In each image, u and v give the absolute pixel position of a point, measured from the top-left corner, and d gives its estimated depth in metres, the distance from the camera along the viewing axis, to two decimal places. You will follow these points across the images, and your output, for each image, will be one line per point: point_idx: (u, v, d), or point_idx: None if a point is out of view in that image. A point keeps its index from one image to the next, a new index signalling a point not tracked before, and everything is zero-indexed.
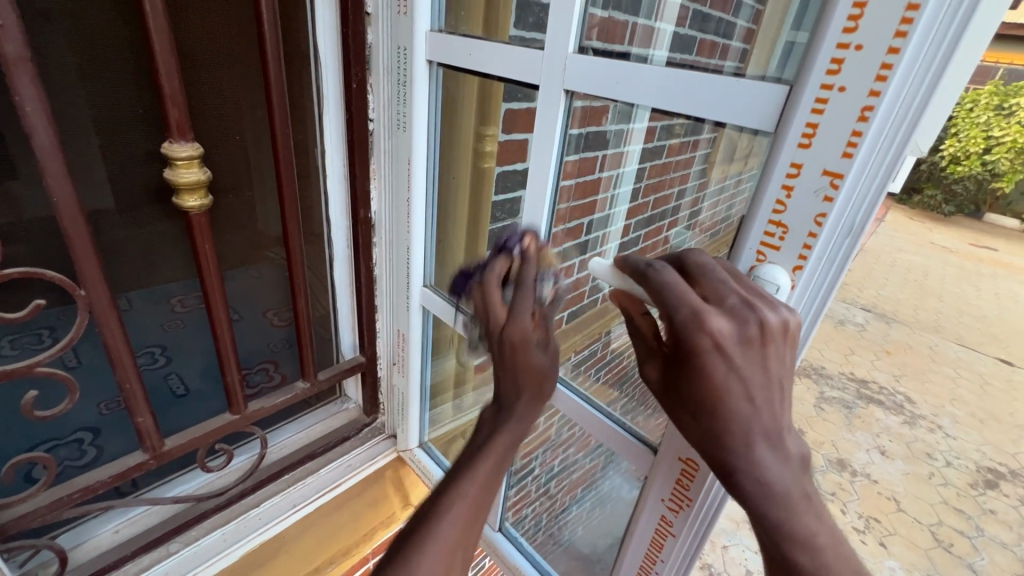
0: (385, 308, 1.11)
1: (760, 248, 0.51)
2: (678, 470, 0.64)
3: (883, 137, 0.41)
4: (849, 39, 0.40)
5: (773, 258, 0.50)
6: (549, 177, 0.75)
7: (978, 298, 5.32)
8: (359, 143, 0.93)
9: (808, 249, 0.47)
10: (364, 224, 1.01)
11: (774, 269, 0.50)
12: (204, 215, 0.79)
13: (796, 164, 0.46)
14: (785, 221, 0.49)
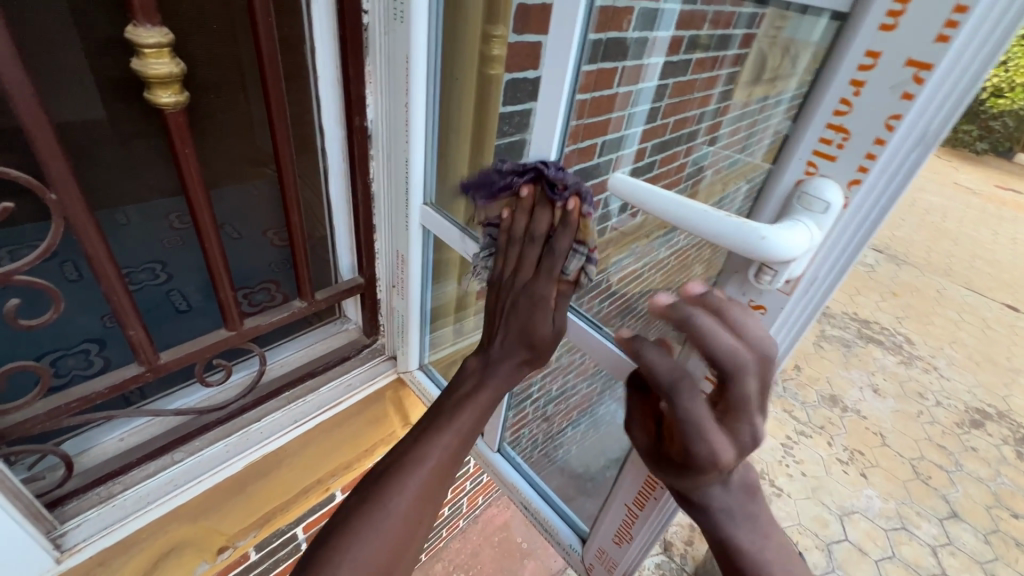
0: (384, 228, 1.05)
1: (809, 160, 0.39)
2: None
3: (996, 8, 0.29)
4: None
5: (822, 173, 0.39)
6: (566, 84, 0.67)
7: (994, 243, 5.20)
8: (351, 38, 0.83)
9: (870, 161, 0.36)
10: (360, 134, 0.93)
11: (826, 187, 0.38)
12: (182, 114, 0.71)
13: (869, 50, 0.34)
14: (846, 125, 0.37)
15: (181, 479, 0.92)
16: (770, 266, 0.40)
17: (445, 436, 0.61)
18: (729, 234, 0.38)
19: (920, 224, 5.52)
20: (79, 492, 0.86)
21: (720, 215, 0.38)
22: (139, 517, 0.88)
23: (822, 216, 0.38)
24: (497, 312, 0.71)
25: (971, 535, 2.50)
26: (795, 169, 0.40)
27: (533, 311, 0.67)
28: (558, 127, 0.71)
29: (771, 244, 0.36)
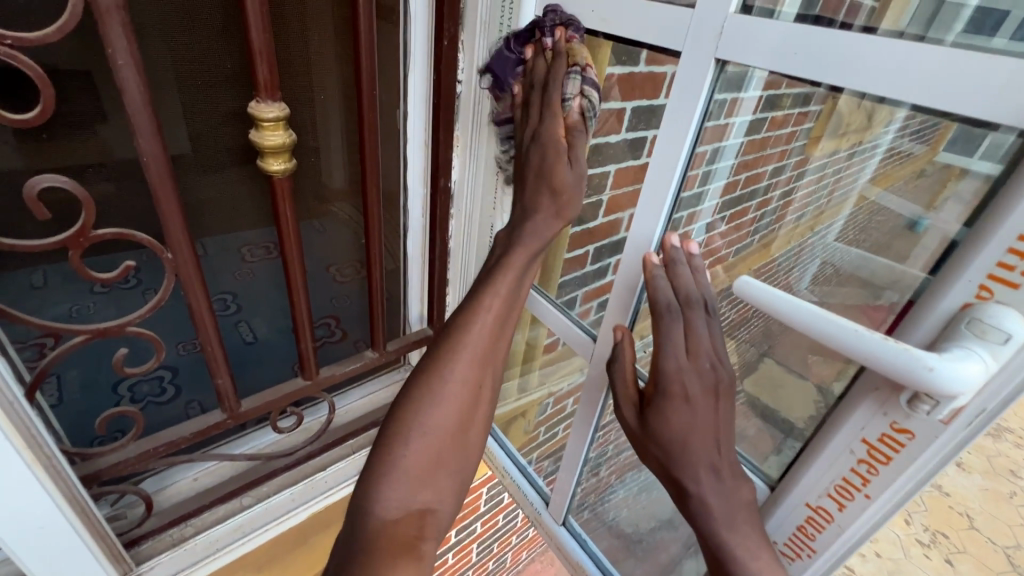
0: (458, 282, 1.06)
1: (986, 282, 0.36)
2: (802, 516, 0.54)
3: None
4: None
5: (1004, 298, 0.35)
6: (676, 173, 0.64)
7: None
8: (444, 107, 0.86)
9: None
10: (444, 194, 0.96)
11: (1007, 315, 0.35)
12: (287, 180, 0.75)
13: None
14: None
15: (248, 526, 0.94)
16: (928, 395, 0.38)
17: (487, 299, 0.68)
18: (892, 360, 0.35)
19: None
20: (154, 533, 0.87)
21: (882, 341, 0.35)
22: (211, 561, 0.90)
23: (1000, 346, 0.34)
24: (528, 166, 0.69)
25: None
26: (962, 290, 0.37)
27: (549, 106, 0.67)
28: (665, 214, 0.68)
29: (944, 376, 0.33)
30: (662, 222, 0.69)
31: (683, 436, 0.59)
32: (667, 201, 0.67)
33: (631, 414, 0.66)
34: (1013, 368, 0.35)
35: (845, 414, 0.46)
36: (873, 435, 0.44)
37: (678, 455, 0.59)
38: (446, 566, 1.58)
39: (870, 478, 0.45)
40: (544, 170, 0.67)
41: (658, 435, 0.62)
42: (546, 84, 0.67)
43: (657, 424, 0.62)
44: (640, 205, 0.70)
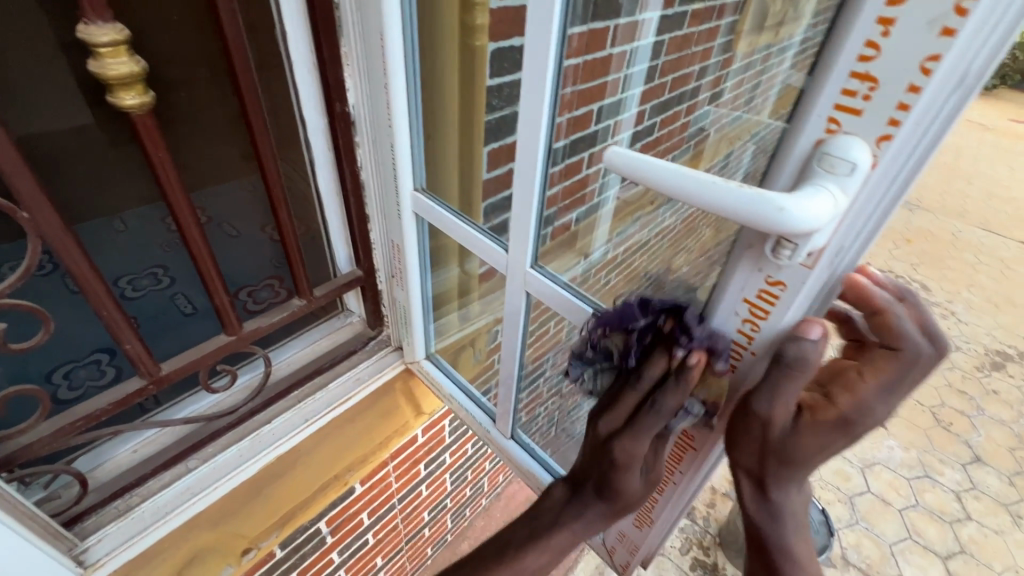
0: (378, 217, 1.01)
1: (832, 114, 0.35)
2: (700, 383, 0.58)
3: None
4: None
5: (850, 127, 0.34)
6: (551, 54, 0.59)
7: (1010, 184, 5.31)
8: (322, 20, 0.78)
9: (903, 110, 0.32)
10: (342, 121, 0.89)
11: (852, 144, 0.34)
12: (151, 117, 0.67)
13: None
14: (874, 72, 0.32)
15: (196, 487, 0.92)
16: (788, 240, 0.38)
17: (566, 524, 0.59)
18: (746, 210, 0.33)
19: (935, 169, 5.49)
20: (96, 508, 0.85)
21: (738, 189, 0.34)
22: (160, 526, 0.88)
23: (846, 179, 0.34)
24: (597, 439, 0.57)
25: (995, 478, 2.50)
26: (814, 127, 0.36)
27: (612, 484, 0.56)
28: (548, 99, 0.63)
29: (792, 216, 0.32)
30: (546, 113, 0.64)
31: (795, 476, 0.51)
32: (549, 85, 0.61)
33: (739, 454, 0.52)
34: (860, 197, 0.35)
35: (728, 278, 0.48)
36: (752, 292, 0.47)
37: (777, 492, 0.52)
38: (422, 499, 1.63)
39: (754, 333, 0.49)
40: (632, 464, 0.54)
41: (771, 476, 0.51)
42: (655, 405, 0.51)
43: (782, 467, 0.50)
44: (523, 101, 0.65)
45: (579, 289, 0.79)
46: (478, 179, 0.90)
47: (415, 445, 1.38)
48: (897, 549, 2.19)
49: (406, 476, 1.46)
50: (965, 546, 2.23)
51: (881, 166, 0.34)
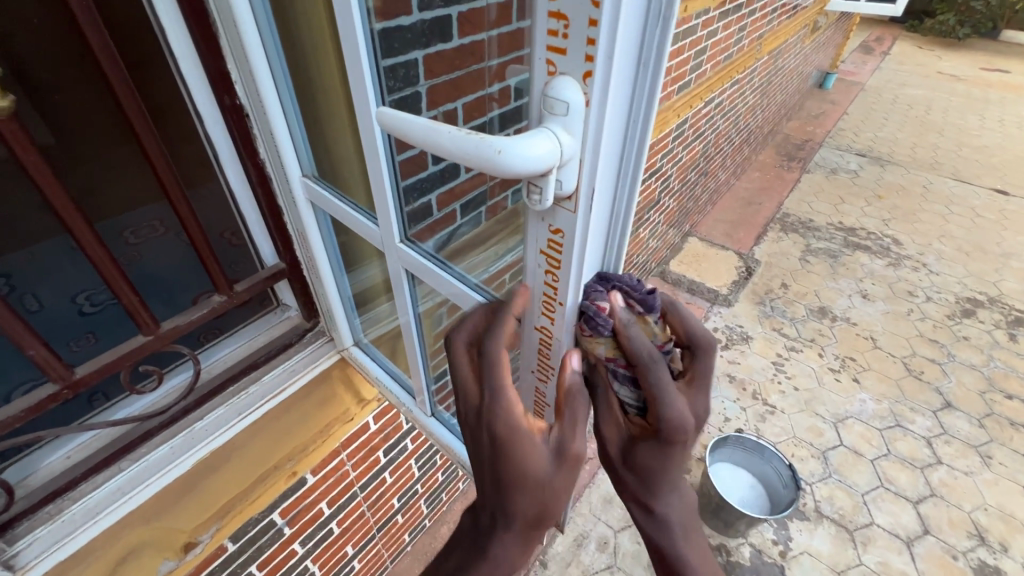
0: (287, 208, 1.02)
1: (549, 58, 0.41)
2: (538, 338, 0.65)
3: None
4: None
5: (562, 68, 0.40)
6: (359, 34, 0.66)
7: (980, 132, 5.32)
8: (194, 13, 0.78)
9: (592, 47, 0.38)
10: (235, 114, 0.89)
11: (566, 84, 0.40)
12: (15, 121, 0.68)
13: None
14: (565, 13, 0.38)
15: (128, 487, 0.94)
16: (534, 186, 0.46)
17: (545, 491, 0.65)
18: (478, 153, 0.41)
19: (907, 123, 5.49)
20: (27, 513, 0.87)
21: (467, 136, 0.42)
22: (92, 527, 0.90)
23: (566, 118, 0.41)
24: (474, 423, 0.60)
25: (965, 422, 2.55)
26: (541, 73, 0.42)
27: (512, 476, 0.56)
28: (369, 76, 0.70)
29: (508, 155, 0.39)
30: (370, 85, 0.70)
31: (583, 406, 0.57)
32: (364, 62, 0.68)
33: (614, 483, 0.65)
34: (588, 130, 0.42)
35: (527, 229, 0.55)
36: (544, 243, 0.53)
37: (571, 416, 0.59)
38: (388, 486, 1.65)
39: (557, 275, 0.55)
40: (510, 447, 0.56)
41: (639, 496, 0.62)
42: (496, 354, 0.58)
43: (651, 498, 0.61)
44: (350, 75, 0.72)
45: (486, 285, 0.76)
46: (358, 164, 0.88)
47: (368, 432, 1.40)
48: (869, 497, 2.23)
49: (365, 465, 1.48)
50: (935, 489, 2.28)
51: (594, 100, 0.40)
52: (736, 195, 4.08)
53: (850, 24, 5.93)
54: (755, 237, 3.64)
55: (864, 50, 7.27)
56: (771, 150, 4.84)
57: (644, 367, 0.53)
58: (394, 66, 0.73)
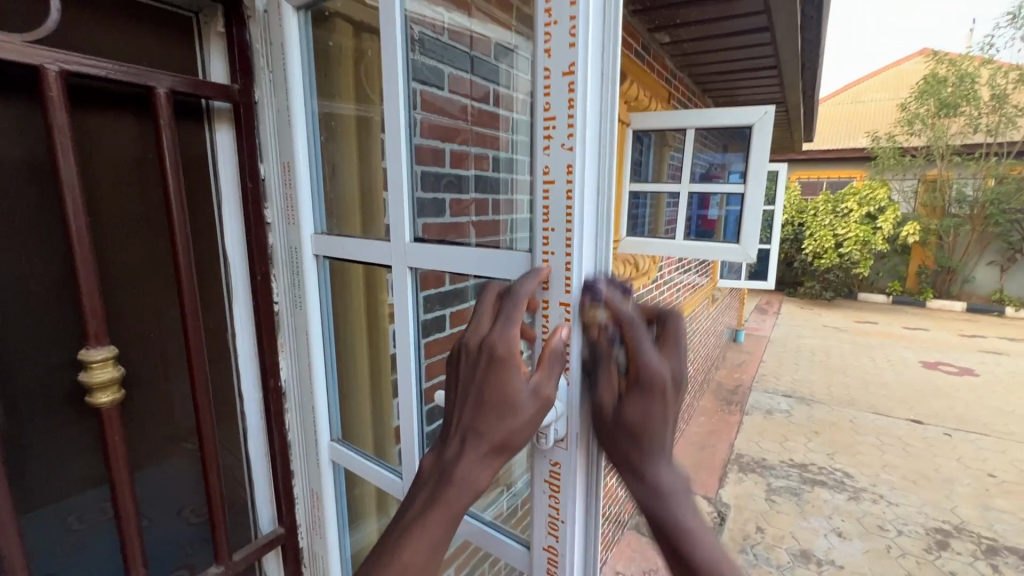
0: (301, 470, 1.16)
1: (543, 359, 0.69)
2: (546, 560, 0.75)
3: (582, 288, 0.65)
4: (548, 237, 0.66)
5: (552, 365, 0.68)
6: (410, 327, 0.89)
7: (876, 370, 6.22)
8: (266, 325, 1.08)
9: (568, 356, 0.67)
10: (275, 393, 1.11)
11: (555, 374, 0.68)
12: (115, 408, 0.85)
13: (545, 300, 0.67)
14: (551, 339, 0.68)
15: None
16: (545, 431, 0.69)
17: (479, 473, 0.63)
18: None
19: (816, 367, 6.37)
20: None
21: None
22: None
23: (558, 393, 0.67)
24: (467, 352, 0.65)
25: None
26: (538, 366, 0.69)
27: (490, 397, 0.63)
28: (414, 356, 0.91)
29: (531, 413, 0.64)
30: (413, 363, 0.90)
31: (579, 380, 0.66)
32: (411, 346, 0.89)
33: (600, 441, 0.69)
34: (574, 401, 0.67)
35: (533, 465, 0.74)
36: (546, 475, 0.72)
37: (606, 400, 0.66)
38: None
39: (558, 504, 0.72)
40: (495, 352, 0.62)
41: (636, 449, 0.64)
42: (510, 295, 0.66)
43: (649, 483, 0.63)
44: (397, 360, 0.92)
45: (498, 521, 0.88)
46: (385, 425, 1.11)
47: None
48: None
49: None
50: None
51: (574, 380, 0.67)
52: (689, 440, 4.34)
53: (741, 294, 7.42)
54: (718, 480, 3.74)
55: (760, 312, 8.87)
56: (709, 396, 5.37)
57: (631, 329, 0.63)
58: (433, 345, 0.94)
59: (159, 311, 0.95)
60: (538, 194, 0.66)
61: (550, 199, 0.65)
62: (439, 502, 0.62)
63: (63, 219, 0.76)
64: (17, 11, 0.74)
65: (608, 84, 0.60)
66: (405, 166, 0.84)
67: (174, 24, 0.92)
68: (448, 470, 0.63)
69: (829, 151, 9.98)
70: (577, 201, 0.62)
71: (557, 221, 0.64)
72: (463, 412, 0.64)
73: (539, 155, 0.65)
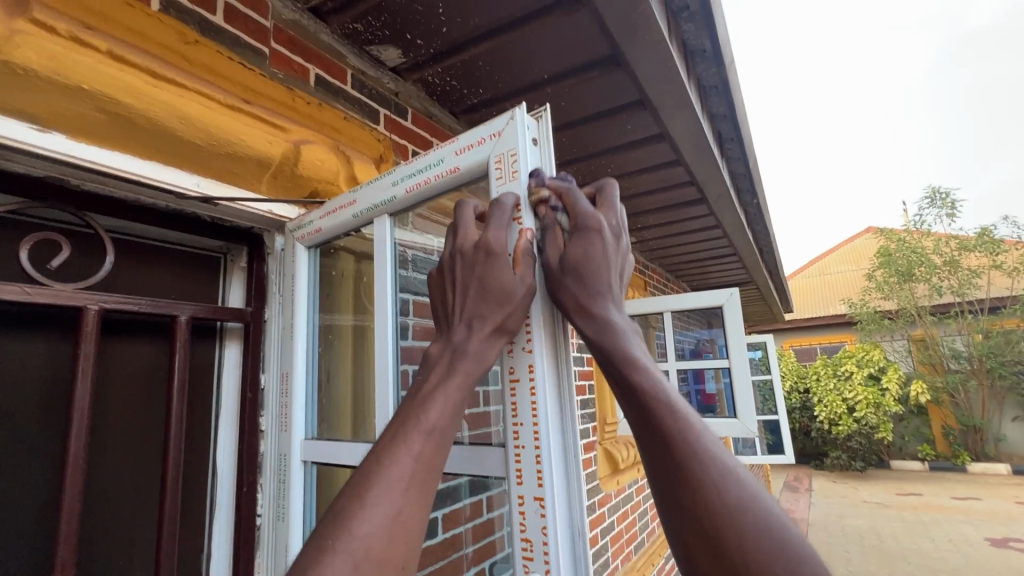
0: None
1: (524, 561, 0.62)
2: None
3: (554, 478, 0.62)
4: (517, 426, 0.65)
5: (533, 567, 0.61)
6: None
7: (941, 554, 5.44)
8: (245, 542, 1.02)
9: (548, 555, 0.60)
10: None
11: None
12: None
13: (520, 495, 0.63)
14: (530, 537, 0.62)
15: None
16: None
17: (486, 352, 0.61)
18: None
19: (871, 553, 5.59)
20: None
21: None
22: None
23: None
24: (462, 252, 0.66)
25: None
26: (519, 569, 0.62)
27: (491, 280, 0.62)
28: None
29: None
30: None
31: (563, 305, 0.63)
32: None
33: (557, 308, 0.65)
34: None
35: None
36: None
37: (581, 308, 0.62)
38: None
39: None
40: (490, 249, 0.63)
41: (581, 294, 0.62)
42: (497, 202, 0.67)
43: (619, 355, 0.58)
44: None
45: None
46: None
47: None
48: None
49: None
50: None
51: None
52: None
53: (766, 471, 6.91)
54: None
55: (792, 489, 8.16)
56: None
57: (569, 198, 0.66)
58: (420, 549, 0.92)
59: (133, 532, 0.91)
60: (504, 383, 0.67)
61: (516, 395, 0.65)
62: (453, 375, 0.59)
63: (65, 441, 0.79)
64: (80, 264, 0.91)
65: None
66: (390, 369, 0.90)
67: (204, 263, 1.11)
68: (459, 350, 0.60)
69: (813, 319, 10.43)
70: (541, 394, 0.63)
71: (522, 412, 0.64)
72: (466, 298, 0.63)
73: (504, 356, 0.67)
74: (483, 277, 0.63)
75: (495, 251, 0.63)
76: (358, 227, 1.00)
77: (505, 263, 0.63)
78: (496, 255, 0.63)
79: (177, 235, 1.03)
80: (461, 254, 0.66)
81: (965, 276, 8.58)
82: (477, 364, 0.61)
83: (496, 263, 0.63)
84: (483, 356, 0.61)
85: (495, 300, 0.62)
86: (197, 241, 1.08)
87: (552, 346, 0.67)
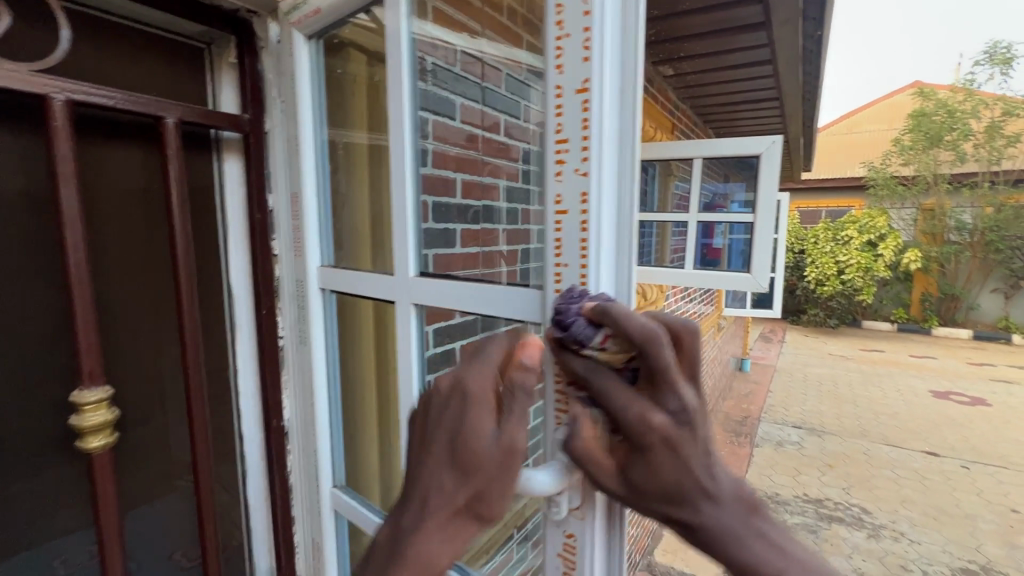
0: (302, 516, 1.09)
1: (558, 409, 0.64)
2: None
3: None
4: (560, 257, 0.61)
5: (567, 416, 0.63)
6: (413, 369, 0.86)
7: (887, 400, 6.09)
8: (270, 363, 1.02)
9: None
10: (278, 433, 1.05)
11: (569, 428, 0.63)
12: (107, 453, 0.79)
13: None
14: (565, 386, 0.63)
15: None
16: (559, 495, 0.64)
17: (437, 531, 0.52)
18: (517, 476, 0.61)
19: (826, 396, 6.24)
20: None
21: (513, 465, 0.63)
22: None
23: None
24: (441, 392, 0.56)
25: None
26: (552, 415, 0.65)
27: (457, 438, 0.52)
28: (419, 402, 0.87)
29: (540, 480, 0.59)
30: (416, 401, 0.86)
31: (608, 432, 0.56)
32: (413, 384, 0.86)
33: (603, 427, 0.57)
34: None
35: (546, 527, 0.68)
36: (559, 547, 0.67)
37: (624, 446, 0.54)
38: None
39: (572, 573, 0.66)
40: (463, 393, 0.54)
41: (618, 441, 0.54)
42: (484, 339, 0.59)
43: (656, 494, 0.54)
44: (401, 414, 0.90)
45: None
46: (392, 482, 1.07)
47: None
48: None
49: None
50: None
51: None
52: None
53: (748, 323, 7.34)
54: None
55: (766, 340, 8.78)
56: (716, 429, 5.22)
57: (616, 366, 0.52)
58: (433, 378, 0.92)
59: (153, 345, 0.89)
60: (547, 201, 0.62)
61: (562, 224, 0.61)
62: (395, 573, 0.51)
63: (60, 248, 0.72)
64: (29, 38, 0.72)
65: (629, 99, 0.57)
66: (410, 199, 0.80)
67: (187, 54, 0.91)
68: (405, 538, 0.52)
69: (827, 180, 10.07)
70: (593, 230, 0.59)
71: (568, 237, 0.60)
72: (431, 456, 0.54)
73: (550, 180, 0.62)
74: (452, 427, 0.53)
75: (463, 396, 0.54)
76: (364, 7, 0.81)
77: (478, 409, 0.53)
78: (464, 399, 0.54)
79: (145, 11, 0.81)
80: (434, 397, 0.57)
81: (998, 145, 8.09)
82: (425, 563, 0.51)
83: (463, 412, 0.53)
84: (443, 530, 0.52)
85: (459, 459, 0.52)
86: (173, 23, 0.86)
87: (615, 168, 0.58)
